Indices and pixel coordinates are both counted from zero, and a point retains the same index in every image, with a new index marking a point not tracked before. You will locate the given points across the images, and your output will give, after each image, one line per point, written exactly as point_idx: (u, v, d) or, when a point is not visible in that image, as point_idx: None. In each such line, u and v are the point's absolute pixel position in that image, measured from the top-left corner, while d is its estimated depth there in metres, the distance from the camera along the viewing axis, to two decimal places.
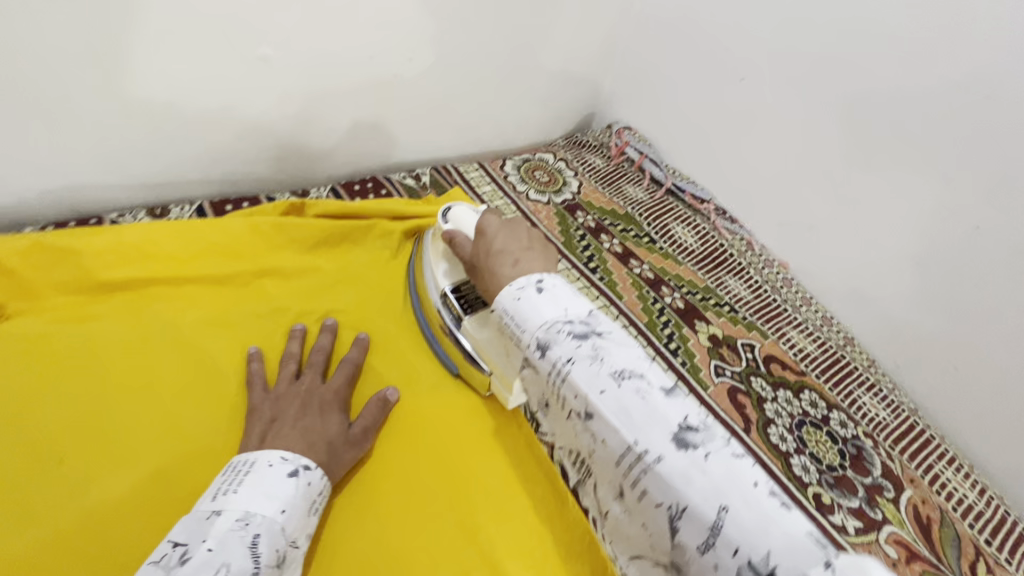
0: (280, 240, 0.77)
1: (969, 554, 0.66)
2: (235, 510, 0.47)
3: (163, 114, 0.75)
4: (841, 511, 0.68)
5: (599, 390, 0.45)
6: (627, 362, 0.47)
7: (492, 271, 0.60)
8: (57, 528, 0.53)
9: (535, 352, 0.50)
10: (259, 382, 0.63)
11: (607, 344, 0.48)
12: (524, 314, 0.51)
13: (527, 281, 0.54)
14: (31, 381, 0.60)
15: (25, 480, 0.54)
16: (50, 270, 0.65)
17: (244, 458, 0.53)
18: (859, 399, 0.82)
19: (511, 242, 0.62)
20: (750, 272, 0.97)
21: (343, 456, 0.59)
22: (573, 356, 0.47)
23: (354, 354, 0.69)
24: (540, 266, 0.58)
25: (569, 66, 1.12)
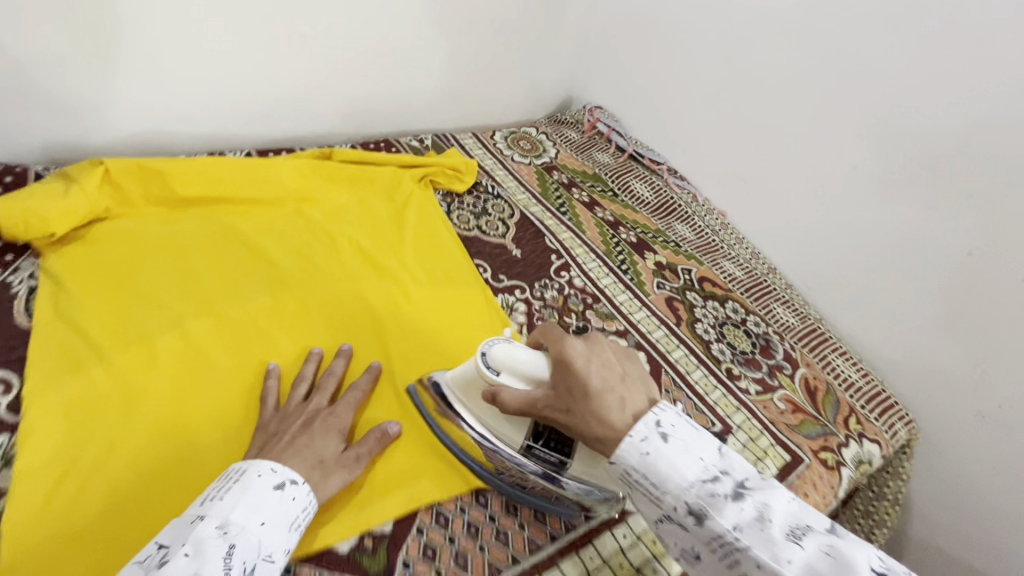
0: (313, 176, 0.98)
1: (845, 411, 0.86)
2: (215, 518, 0.49)
3: (240, 76, 1.00)
4: (746, 379, 0.87)
5: (781, 558, 0.44)
6: (782, 506, 0.47)
7: (601, 419, 0.52)
8: (162, 356, 0.71)
9: (689, 517, 0.47)
10: (272, 399, 0.68)
11: (757, 493, 0.47)
12: (662, 475, 0.48)
13: (644, 426, 0.50)
14: (132, 261, 0.79)
15: (132, 321, 0.73)
16: (142, 186, 0.85)
17: (237, 468, 0.56)
18: (774, 309, 1.02)
19: (606, 372, 0.55)
20: (695, 218, 1.18)
21: (333, 479, 0.60)
22: (739, 523, 0.46)
23: (364, 381, 0.72)
24: (645, 396, 0.54)
25: (548, 54, 1.37)
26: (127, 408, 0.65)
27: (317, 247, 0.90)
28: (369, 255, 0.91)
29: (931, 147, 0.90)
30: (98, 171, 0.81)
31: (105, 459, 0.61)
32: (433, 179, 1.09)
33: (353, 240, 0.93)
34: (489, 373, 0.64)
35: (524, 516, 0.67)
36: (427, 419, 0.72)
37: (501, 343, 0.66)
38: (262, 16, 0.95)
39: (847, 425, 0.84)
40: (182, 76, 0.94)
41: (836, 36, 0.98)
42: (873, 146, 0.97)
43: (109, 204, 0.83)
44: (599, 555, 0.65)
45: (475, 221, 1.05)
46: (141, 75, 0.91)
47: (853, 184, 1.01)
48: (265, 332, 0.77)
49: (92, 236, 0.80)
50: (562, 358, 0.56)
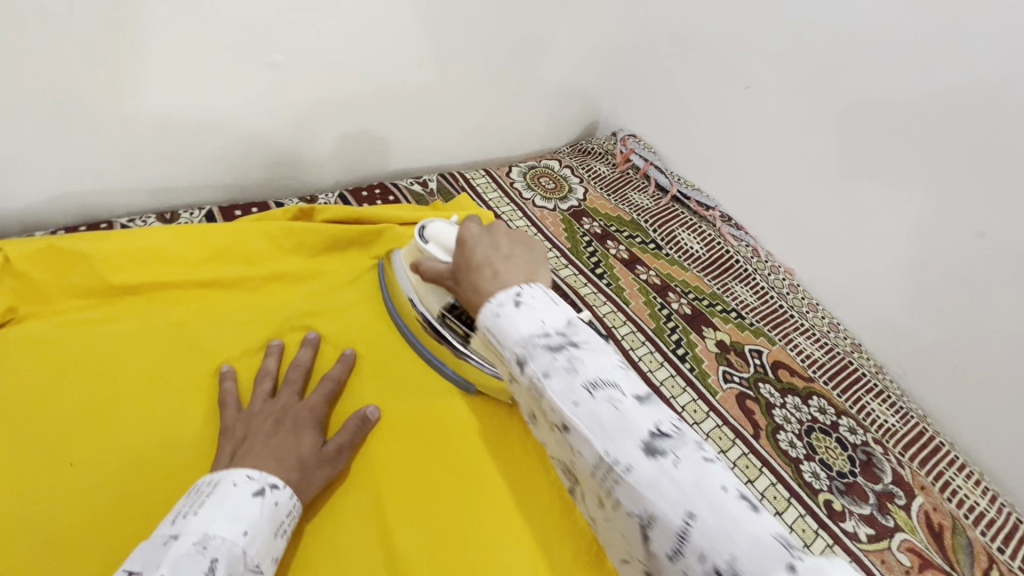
0: (289, 244, 0.78)
1: (982, 562, 0.66)
2: (192, 533, 0.42)
3: (193, 121, 0.78)
4: (852, 517, 0.67)
5: (573, 404, 0.39)
6: (606, 367, 0.41)
7: (475, 288, 0.49)
8: (65, 537, 0.51)
9: (514, 367, 0.43)
10: (232, 402, 0.60)
11: (584, 352, 0.41)
12: (499, 328, 0.43)
13: (504, 294, 0.45)
14: (41, 386, 0.59)
15: (34, 483, 0.53)
16: (57, 274, 0.64)
17: (205, 478, 0.48)
18: (866, 405, 0.82)
19: (492, 250, 0.51)
20: (756, 278, 0.98)
21: (316, 477, 0.56)
22: (548, 371, 0.40)
23: (336, 370, 0.66)
24: (523, 276, 0.47)
25: (575, 76, 1.15)
26: None
27: (293, 344, 0.70)
28: (357, 347, 0.72)
29: None
30: None
31: None
32: None
33: (340, 336, 0.73)
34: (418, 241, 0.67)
35: None
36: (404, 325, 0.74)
37: (445, 224, 0.67)
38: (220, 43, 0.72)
39: None
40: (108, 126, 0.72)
41: None
42: None
43: (12, 303, 0.62)
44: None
45: None
46: (45, 130, 0.68)
47: None
48: None
49: None
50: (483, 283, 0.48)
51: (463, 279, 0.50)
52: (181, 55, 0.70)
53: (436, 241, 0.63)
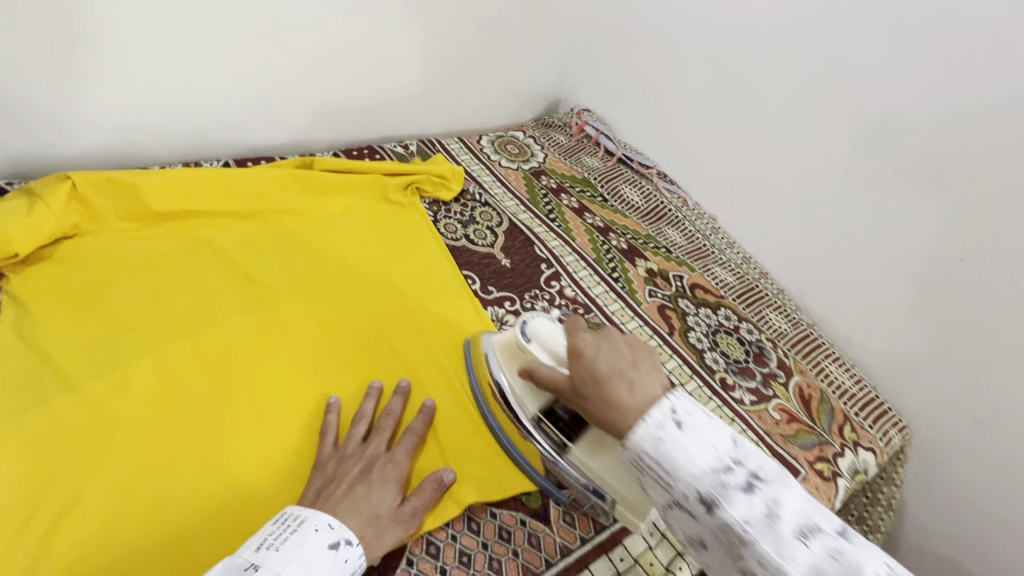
0: (294, 186, 0.95)
1: (840, 421, 0.85)
2: (269, 573, 0.47)
3: (215, 84, 0.96)
4: (740, 388, 0.86)
5: (786, 554, 0.44)
6: (796, 505, 0.47)
7: (609, 403, 0.55)
8: (135, 388, 0.67)
9: (698, 506, 0.48)
10: (331, 434, 0.67)
11: (772, 488, 0.47)
12: (672, 462, 0.49)
13: (659, 412, 0.51)
14: (104, 283, 0.75)
15: (106, 347, 0.70)
16: (112, 200, 0.82)
17: (295, 513, 0.54)
18: (767, 316, 1.01)
19: (616, 358, 0.58)
20: (685, 223, 1.17)
21: (388, 532, 0.58)
22: (748, 516, 0.46)
23: (418, 424, 0.69)
24: (658, 385, 0.55)
25: (536, 56, 1.35)
26: (104, 442, 0.62)
27: (298, 260, 0.88)
28: (350, 262, 0.90)
29: (925, 152, 0.90)
30: (65, 187, 0.77)
31: (68, 502, 0.58)
32: (420, 186, 1.06)
33: (338, 256, 0.90)
34: (519, 335, 0.68)
35: (518, 541, 0.64)
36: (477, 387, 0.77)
37: (545, 319, 0.69)
38: (239, 19, 0.91)
39: (841, 434, 0.83)
40: (147, 83, 0.90)
41: (825, 41, 0.98)
42: (861, 148, 0.97)
43: (78, 220, 0.79)
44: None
45: (463, 230, 1.02)
46: (99, 85, 0.86)
47: (849, 188, 1.00)
48: (243, 362, 0.73)
49: (62, 254, 0.76)
50: (574, 348, 0.61)
51: (592, 390, 0.57)
52: (209, 27, 0.90)
53: (546, 345, 0.66)
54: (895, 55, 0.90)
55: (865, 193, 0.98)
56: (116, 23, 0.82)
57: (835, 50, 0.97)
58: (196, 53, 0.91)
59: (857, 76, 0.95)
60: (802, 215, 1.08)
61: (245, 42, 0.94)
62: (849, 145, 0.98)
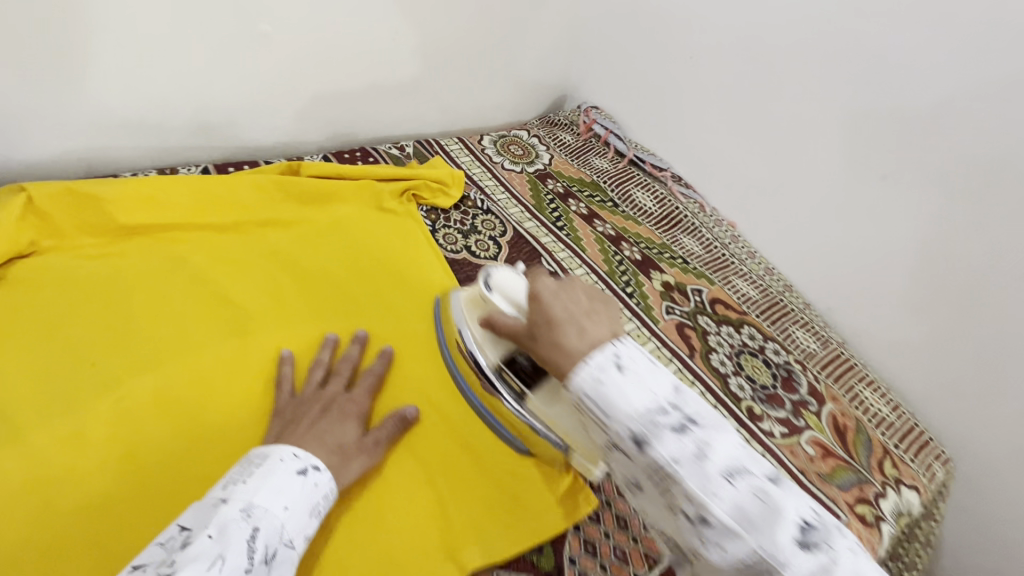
0: (279, 195, 0.87)
1: (879, 454, 0.77)
2: (241, 500, 0.47)
3: (193, 80, 0.87)
4: (769, 419, 0.78)
5: (715, 495, 0.39)
6: (733, 450, 0.41)
7: (553, 346, 0.48)
8: (93, 429, 0.60)
9: (629, 446, 0.42)
10: (287, 385, 0.67)
11: (709, 432, 0.42)
12: (608, 402, 0.43)
13: (601, 354, 0.45)
14: (61, 308, 0.68)
15: (62, 383, 0.62)
16: (74, 213, 0.73)
17: (254, 452, 0.54)
18: (793, 334, 0.93)
19: (572, 305, 0.50)
20: (702, 230, 1.09)
21: (354, 465, 0.60)
22: (679, 457, 0.40)
23: (378, 366, 0.71)
24: (608, 330, 0.48)
25: (541, 50, 1.26)
26: (57, 494, 0.55)
27: (282, 277, 0.80)
28: (340, 280, 0.82)
29: (964, 151, 0.85)
30: (19, 201, 0.69)
31: (8, 572, 0.50)
32: (416, 193, 0.97)
33: (327, 276, 0.82)
34: (482, 286, 0.64)
35: None
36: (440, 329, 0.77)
37: (508, 271, 0.65)
38: (213, 10, 0.82)
39: (881, 470, 0.75)
40: (112, 81, 0.80)
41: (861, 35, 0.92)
42: (900, 149, 0.91)
43: (35, 237, 0.71)
44: None
45: (463, 240, 0.94)
46: (55, 83, 0.76)
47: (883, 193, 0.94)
48: (216, 395, 0.66)
49: (15, 277, 0.68)
50: (533, 293, 0.53)
51: (542, 335, 0.50)
52: (182, 18, 0.80)
53: (507, 294, 0.61)
54: (934, 51, 0.85)
55: (902, 198, 0.92)
56: (76, 13, 0.72)
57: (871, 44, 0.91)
58: (172, 46, 0.82)
59: (895, 74, 0.90)
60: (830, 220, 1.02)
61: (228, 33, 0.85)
62: (884, 147, 0.93)
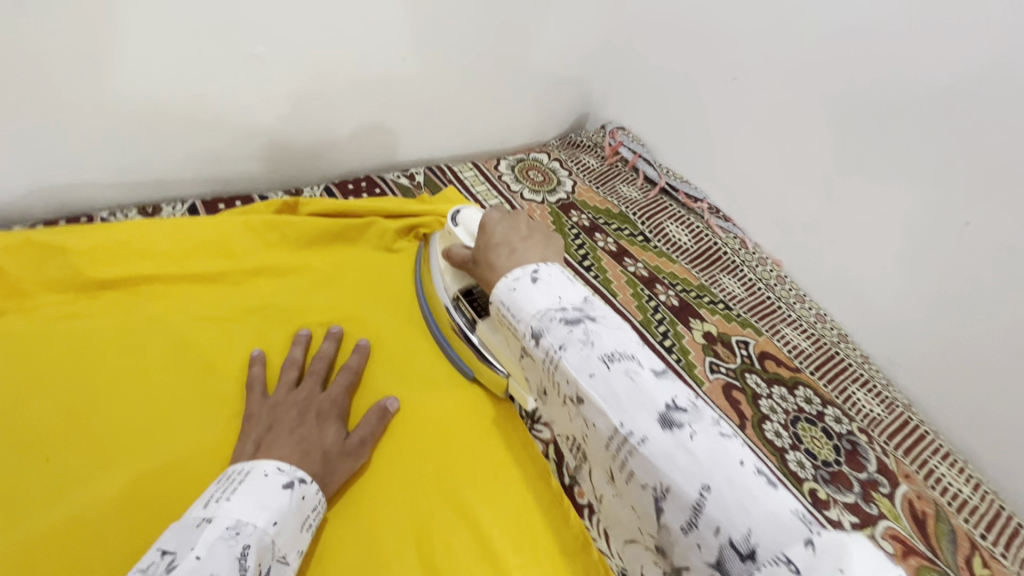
0: (273, 238, 0.77)
1: (966, 548, 0.67)
2: (226, 518, 0.44)
3: (143, 116, 0.74)
4: (836, 505, 0.68)
5: (590, 375, 0.45)
6: (620, 345, 0.47)
7: (491, 264, 0.62)
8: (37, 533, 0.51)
9: (531, 342, 0.50)
10: (259, 387, 0.62)
11: (600, 328, 0.48)
12: (518, 303, 0.52)
13: (521, 271, 0.55)
14: (25, 378, 0.59)
15: (30, 464, 0.54)
16: (36, 267, 0.64)
17: (239, 467, 0.50)
18: (852, 395, 0.82)
19: (509, 232, 0.64)
20: (744, 270, 0.98)
21: (338, 469, 0.57)
22: (565, 343, 0.48)
23: (354, 361, 0.67)
24: (534, 253, 0.59)
25: (565, 72, 1.14)
26: None
27: (276, 335, 0.70)
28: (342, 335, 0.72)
29: None
30: None
31: None
32: (426, 231, 0.86)
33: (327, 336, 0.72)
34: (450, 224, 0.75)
35: None
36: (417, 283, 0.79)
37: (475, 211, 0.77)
38: (191, 32, 0.70)
39: (971, 570, 0.65)
40: (71, 116, 0.69)
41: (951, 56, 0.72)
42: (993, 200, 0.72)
43: None
44: None
45: None
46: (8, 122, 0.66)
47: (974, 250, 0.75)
48: (203, 469, 0.57)
49: None
50: (484, 226, 0.67)
51: (482, 255, 0.64)
52: (156, 44, 0.68)
53: (468, 229, 0.73)
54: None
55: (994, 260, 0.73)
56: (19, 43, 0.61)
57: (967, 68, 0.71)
58: (128, 81, 0.70)
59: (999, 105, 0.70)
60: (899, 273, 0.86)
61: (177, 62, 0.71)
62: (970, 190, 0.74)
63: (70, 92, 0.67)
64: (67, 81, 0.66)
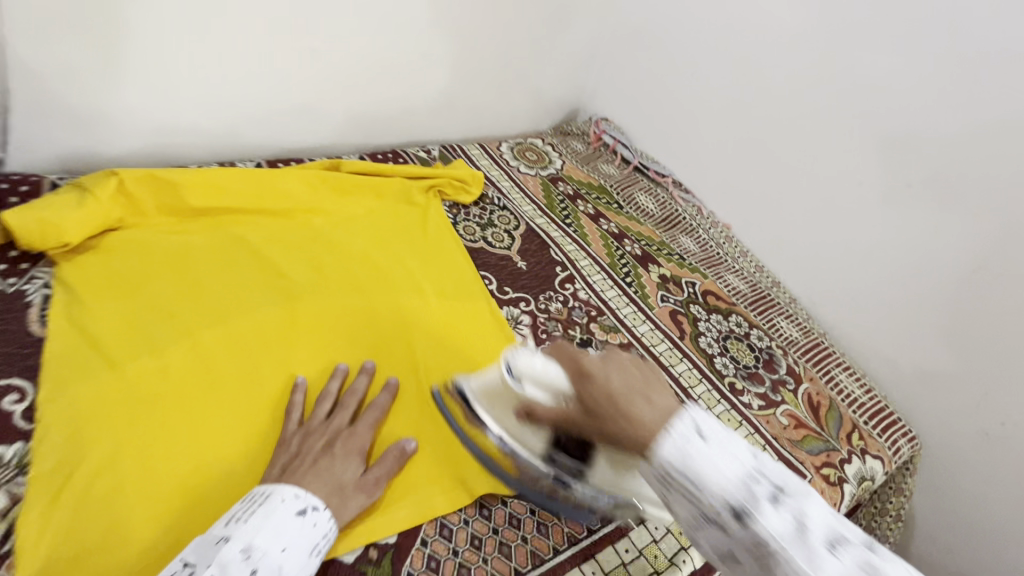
0: (321, 187, 1.00)
1: (848, 428, 0.86)
2: (240, 541, 0.50)
3: (233, 88, 1.00)
4: (750, 393, 0.88)
5: (820, 567, 0.37)
6: (827, 518, 0.40)
7: (625, 416, 0.47)
8: (141, 418, 0.64)
9: (727, 519, 0.40)
10: (296, 414, 0.68)
11: (805, 502, 0.40)
12: (698, 471, 0.41)
13: (679, 424, 0.44)
14: (145, 271, 0.79)
15: (149, 326, 0.73)
16: (155, 196, 0.87)
17: (263, 488, 0.56)
18: (778, 324, 1.02)
19: (629, 377, 0.49)
20: (699, 231, 1.20)
21: (352, 503, 0.60)
22: (779, 529, 0.38)
23: (383, 399, 0.72)
24: (675, 399, 0.47)
25: (555, 72, 1.39)
26: (147, 413, 0.65)
27: (323, 255, 0.91)
28: (372, 256, 0.93)
29: (931, 166, 0.92)
30: (111, 181, 0.82)
31: (108, 473, 0.59)
32: (441, 190, 1.10)
33: (361, 257, 0.92)
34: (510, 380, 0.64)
35: (509, 538, 0.65)
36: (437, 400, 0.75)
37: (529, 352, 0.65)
38: (277, 28, 0.97)
39: (849, 440, 0.85)
40: (182, 83, 0.95)
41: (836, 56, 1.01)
42: (873, 159, 0.99)
43: (123, 214, 0.84)
44: (601, 569, 0.65)
45: (481, 232, 1.05)
46: (141, 85, 0.92)
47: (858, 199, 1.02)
48: (270, 344, 0.77)
49: (111, 245, 0.81)
50: (581, 371, 0.52)
51: (608, 418, 0.49)
52: (250, 35, 0.96)
53: (536, 379, 0.62)
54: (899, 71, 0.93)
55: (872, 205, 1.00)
56: (162, 28, 0.88)
57: (849, 64, 0.99)
58: (226, 60, 0.96)
59: (868, 91, 0.97)
60: (813, 224, 1.09)
61: (279, 47, 0.99)
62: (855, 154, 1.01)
63: (190, 65, 0.93)
64: (192, 56, 0.93)
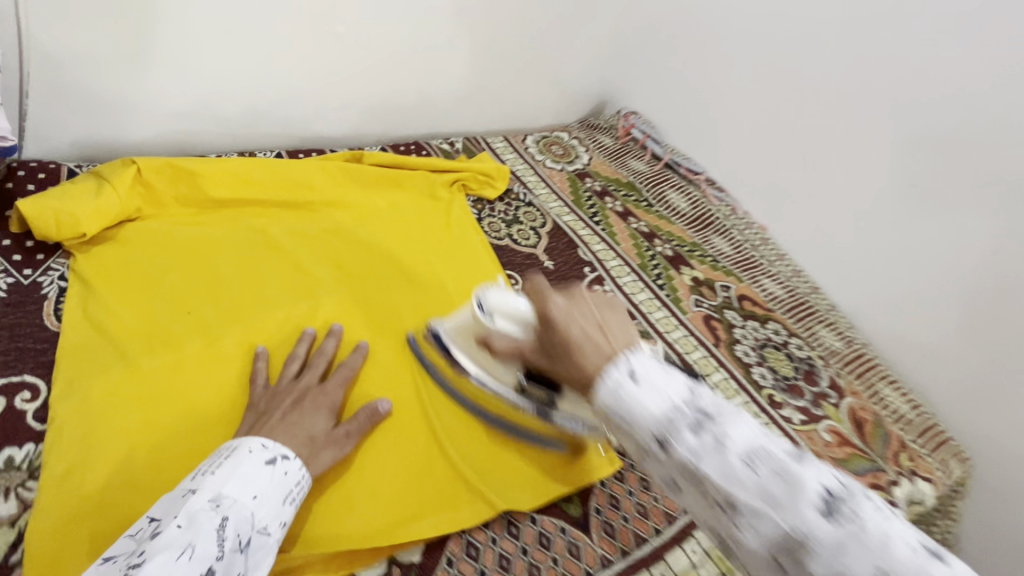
0: (344, 179, 0.96)
1: (896, 447, 0.81)
2: (209, 491, 0.47)
3: (253, 76, 0.97)
4: (790, 406, 0.83)
5: (732, 478, 0.35)
6: (746, 431, 0.37)
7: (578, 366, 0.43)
8: (154, 413, 0.62)
9: (652, 446, 0.38)
10: (261, 378, 0.66)
11: (722, 420, 0.37)
12: (626, 411, 0.38)
13: (609, 364, 0.41)
14: (162, 262, 0.77)
15: (163, 318, 0.71)
16: (172, 186, 0.84)
17: (227, 442, 0.54)
18: (818, 333, 0.97)
19: (588, 323, 0.45)
20: (733, 232, 1.14)
21: (324, 455, 0.60)
22: (696, 449, 0.36)
23: (355, 359, 0.71)
24: (625, 338, 0.43)
25: (583, 64, 1.34)
26: (161, 406, 0.63)
27: (345, 250, 0.87)
28: (395, 251, 0.89)
29: (987, 165, 0.86)
30: (130, 171, 0.80)
31: (122, 472, 0.57)
32: (465, 183, 1.06)
33: (385, 253, 0.89)
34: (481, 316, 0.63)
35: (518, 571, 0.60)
36: (462, 398, 0.72)
37: (495, 289, 0.64)
38: (296, 14, 0.93)
39: (897, 460, 0.79)
40: (200, 71, 0.92)
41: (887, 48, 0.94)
42: (926, 159, 0.92)
43: (140, 204, 0.82)
44: None
45: (506, 229, 1.02)
46: (158, 70, 0.89)
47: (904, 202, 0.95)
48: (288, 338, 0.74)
49: (127, 236, 0.78)
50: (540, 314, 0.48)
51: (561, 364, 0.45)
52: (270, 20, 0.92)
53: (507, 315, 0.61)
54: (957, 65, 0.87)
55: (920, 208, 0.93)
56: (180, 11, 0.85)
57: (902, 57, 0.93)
58: (245, 46, 0.93)
59: (923, 85, 0.91)
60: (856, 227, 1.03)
61: (298, 33, 0.96)
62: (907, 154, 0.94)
63: (210, 50, 0.90)
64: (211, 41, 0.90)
